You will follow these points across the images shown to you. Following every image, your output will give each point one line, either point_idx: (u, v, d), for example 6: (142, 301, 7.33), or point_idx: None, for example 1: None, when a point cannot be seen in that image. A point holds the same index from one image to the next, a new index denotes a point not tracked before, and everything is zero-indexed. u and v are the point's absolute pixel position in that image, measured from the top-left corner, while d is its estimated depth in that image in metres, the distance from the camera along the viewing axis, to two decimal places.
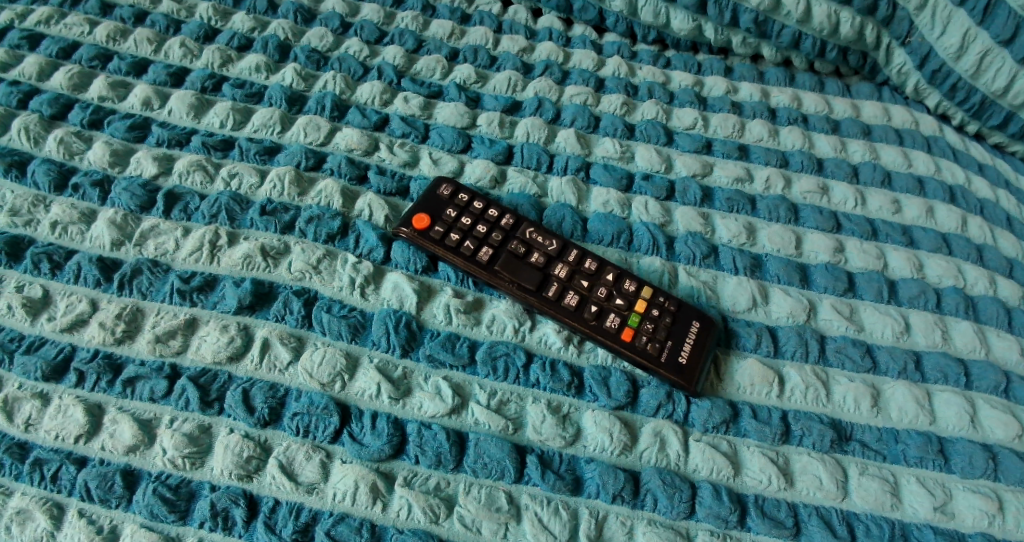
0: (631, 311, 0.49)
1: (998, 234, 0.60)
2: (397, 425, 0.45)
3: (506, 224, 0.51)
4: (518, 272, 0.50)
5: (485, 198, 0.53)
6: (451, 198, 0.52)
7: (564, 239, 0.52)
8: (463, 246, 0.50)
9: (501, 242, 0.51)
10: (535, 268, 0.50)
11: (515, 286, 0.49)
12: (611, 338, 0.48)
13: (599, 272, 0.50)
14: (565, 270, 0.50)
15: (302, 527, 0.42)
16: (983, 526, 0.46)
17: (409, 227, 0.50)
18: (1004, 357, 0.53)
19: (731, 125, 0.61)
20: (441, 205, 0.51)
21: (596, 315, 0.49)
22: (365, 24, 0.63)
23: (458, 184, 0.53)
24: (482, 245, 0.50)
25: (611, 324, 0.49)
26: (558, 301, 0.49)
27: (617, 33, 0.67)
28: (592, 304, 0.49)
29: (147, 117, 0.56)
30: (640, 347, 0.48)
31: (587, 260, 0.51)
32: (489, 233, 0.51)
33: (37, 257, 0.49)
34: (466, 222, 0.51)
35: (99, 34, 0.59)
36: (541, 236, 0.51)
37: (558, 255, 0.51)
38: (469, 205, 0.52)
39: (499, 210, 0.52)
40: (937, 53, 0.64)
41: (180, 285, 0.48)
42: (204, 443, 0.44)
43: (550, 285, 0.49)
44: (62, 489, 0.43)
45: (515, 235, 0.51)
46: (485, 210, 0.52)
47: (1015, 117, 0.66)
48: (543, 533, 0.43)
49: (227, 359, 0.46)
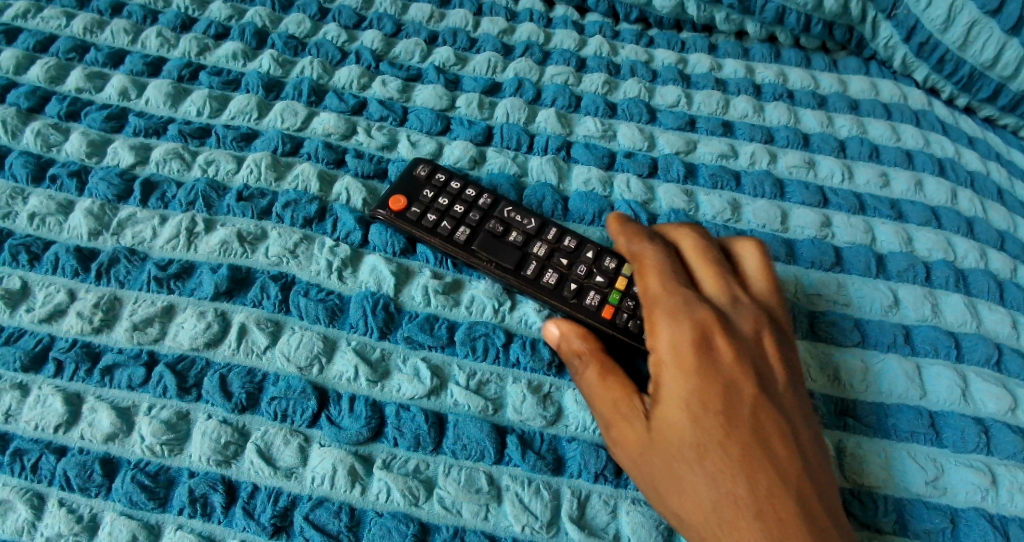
0: (612, 288, 0.48)
1: (989, 207, 0.59)
2: (376, 407, 0.45)
3: (484, 204, 0.51)
4: (497, 252, 0.49)
5: (463, 178, 0.52)
6: (429, 178, 0.51)
7: (543, 217, 0.51)
8: (440, 227, 0.49)
9: (478, 222, 0.50)
10: (513, 248, 0.49)
11: (493, 265, 0.49)
12: (591, 316, 0.48)
13: (578, 250, 0.50)
14: (544, 250, 0.49)
15: (280, 512, 0.42)
16: (975, 501, 0.46)
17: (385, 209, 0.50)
18: (996, 330, 0.52)
19: (715, 101, 0.60)
20: (418, 187, 0.51)
21: (576, 293, 0.48)
22: (342, 10, 0.63)
23: (435, 164, 0.52)
24: (459, 225, 0.50)
25: (591, 302, 0.48)
26: (536, 280, 0.48)
27: (599, 12, 0.66)
28: (571, 282, 0.49)
29: (124, 107, 0.55)
30: (620, 323, 0.47)
31: (566, 239, 0.50)
32: (467, 213, 0.50)
33: (15, 249, 0.48)
34: (443, 203, 0.50)
35: (76, 27, 0.59)
36: (520, 214, 0.51)
37: (537, 233, 0.50)
38: (446, 186, 0.51)
39: (477, 189, 0.51)
40: (924, 25, 0.63)
41: (157, 273, 0.48)
42: (182, 430, 0.44)
43: (529, 262, 0.49)
44: (41, 479, 0.43)
45: (493, 214, 0.50)
46: (463, 190, 0.51)
47: (1005, 89, 0.65)
48: (524, 514, 0.43)
49: (204, 345, 0.46)
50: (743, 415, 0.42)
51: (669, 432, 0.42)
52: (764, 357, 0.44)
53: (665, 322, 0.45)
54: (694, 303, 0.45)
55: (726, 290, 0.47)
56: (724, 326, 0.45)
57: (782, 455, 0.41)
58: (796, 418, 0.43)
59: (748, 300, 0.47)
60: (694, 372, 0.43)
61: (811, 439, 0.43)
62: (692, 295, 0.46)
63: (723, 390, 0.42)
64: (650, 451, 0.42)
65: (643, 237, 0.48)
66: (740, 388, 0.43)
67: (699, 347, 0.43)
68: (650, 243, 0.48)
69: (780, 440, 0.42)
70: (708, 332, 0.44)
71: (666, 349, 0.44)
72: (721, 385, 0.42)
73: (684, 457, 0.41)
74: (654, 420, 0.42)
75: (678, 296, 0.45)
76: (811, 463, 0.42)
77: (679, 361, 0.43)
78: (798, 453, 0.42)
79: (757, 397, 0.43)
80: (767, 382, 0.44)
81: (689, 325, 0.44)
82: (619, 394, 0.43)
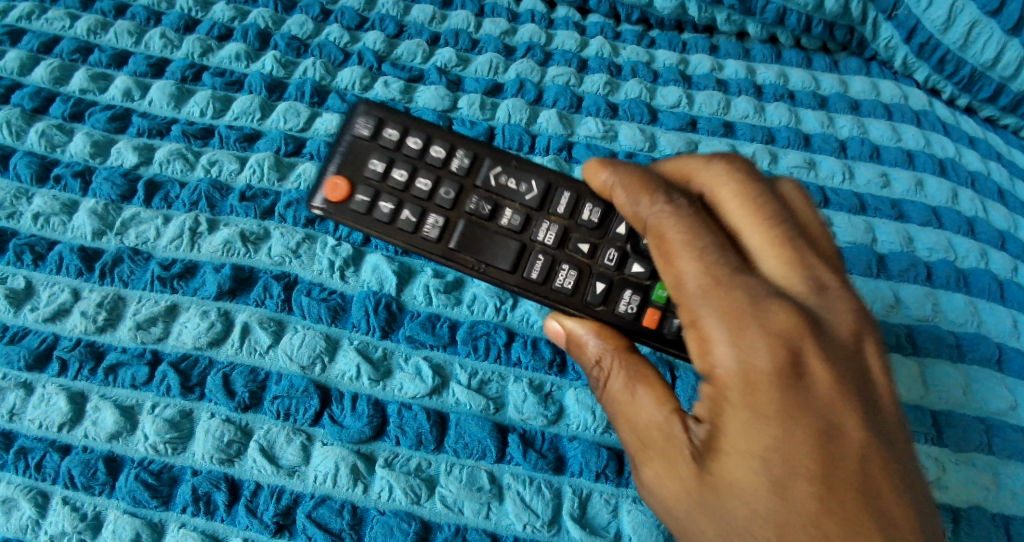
0: (653, 282, 0.41)
1: (990, 206, 0.59)
2: (378, 406, 0.45)
3: (457, 168, 0.43)
4: (483, 244, 0.42)
5: (421, 127, 0.44)
6: (375, 139, 0.44)
7: (545, 178, 0.43)
8: (401, 219, 0.42)
9: (455, 201, 0.43)
10: (508, 239, 0.42)
11: (486, 267, 0.42)
12: (627, 326, 0.41)
13: (604, 228, 0.42)
14: (554, 236, 0.42)
15: (283, 510, 0.42)
16: (976, 500, 0.46)
17: (331, 202, 0.42)
18: (997, 330, 0.52)
19: (716, 102, 0.61)
20: (363, 155, 0.43)
21: (604, 297, 0.41)
22: (345, 10, 0.63)
23: (381, 111, 0.44)
24: (426, 211, 0.43)
25: (626, 310, 0.41)
26: (546, 283, 0.42)
27: (601, 13, 0.66)
28: (596, 280, 0.42)
29: (128, 108, 0.55)
30: (669, 334, 0.41)
31: (584, 209, 0.42)
32: (435, 191, 0.43)
33: (19, 249, 0.49)
34: (399, 181, 0.43)
35: (80, 27, 0.59)
36: (514, 179, 0.43)
37: (540, 207, 0.43)
38: (399, 148, 0.44)
39: (446, 149, 0.44)
40: (925, 26, 0.63)
41: (160, 272, 0.48)
42: (185, 429, 0.44)
43: (533, 261, 0.42)
44: (46, 477, 0.43)
45: (472, 185, 0.43)
46: (427, 153, 0.44)
47: (1006, 89, 0.65)
48: (526, 512, 0.43)
49: (208, 344, 0.46)
50: (845, 465, 0.32)
51: (739, 490, 0.32)
52: (854, 359, 0.34)
53: (722, 328, 0.33)
54: (744, 280, 0.33)
55: (801, 274, 0.35)
56: (816, 338, 0.33)
57: (898, 516, 0.32)
58: (905, 454, 0.33)
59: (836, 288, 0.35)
60: (778, 416, 0.32)
61: (922, 486, 0.33)
62: (739, 271, 0.34)
63: (821, 435, 0.32)
64: (704, 508, 0.33)
65: (661, 197, 0.36)
66: (842, 431, 0.32)
67: (786, 374, 0.32)
68: (668, 202, 0.36)
69: (894, 495, 0.32)
70: (778, 334, 0.32)
71: (733, 377, 0.32)
72: (817, 430, 0.32)
73: (758, 532, 0.32)
74: (713, 473, 0.33)
75: (721, 277, 0.33)
76: (928, 519, 0.33)
77: (755, 399, 0.32)
78: (913, 508, 0.32)
79: (864, 439, 0.32)
80: (871, 412, 0.33)
81: (758, 334, 0.32)
82: (652, 419, 0.36)
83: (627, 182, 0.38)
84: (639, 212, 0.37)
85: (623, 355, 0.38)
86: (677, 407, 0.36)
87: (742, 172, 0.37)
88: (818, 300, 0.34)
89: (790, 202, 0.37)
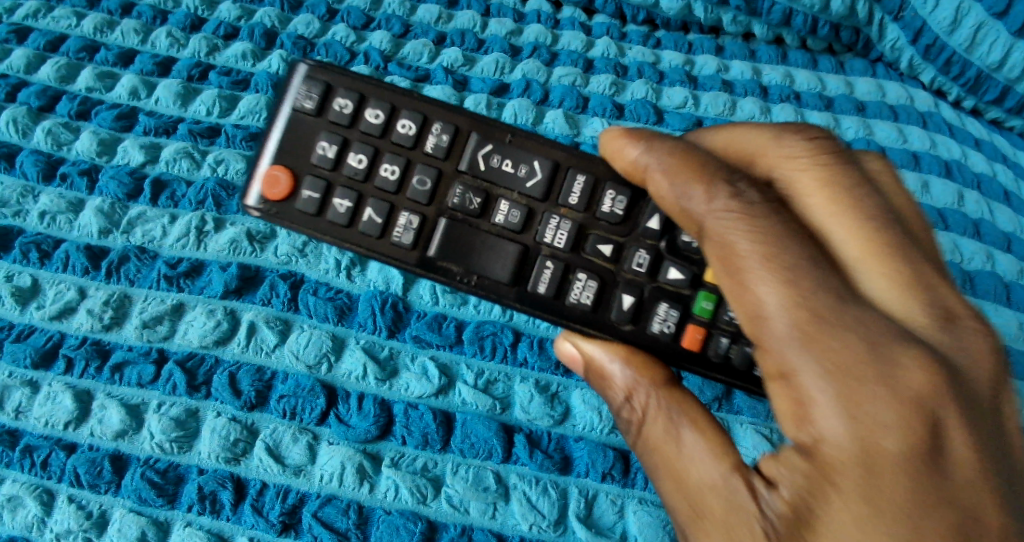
0: (692, 297, 0.40)
1: (995, 208, 0.59)
2: (384, 406, 0.45)
3: (431, 148, 0.40)
4: (475, 247, 0.40)
5: (380, 95, 0.41)
6: (321, 114, 0.40)
7: (552, 161, 0.41)
8: (362, 215, 0.39)
9: (433, 192, 0.40)
10: (507, 242, 0.40)
11: (486, 279, 0.40)
12: (662, 349, 0.39)
13: (632, 230, 0.40)
14: (566, 238, 0.40)
15: (289, 509, 0.42)
16: None
17: (267, 202, 0.39)
18: (1002, 331, 0.52)
19: (722, 103, 0.61)
20: (313, 134, 0.40)
21: (634, 316, 0.39)
22: (351, 9, 0.62)
23: (327, 75, 0.40)
24: (396, 208, 0.40)
25: (661, 331, 0.39)
26: (562, 300, 0.40)
27: (606, 13, 0.65)
28: (625, 293, 0.40)
29: (135, 106, 0.55)
30: (712, 357, 0.39)
31: (605, 208, 0.40)
32: (405, 178, 0.40)
33: (25, 247, 0.49)
34: (353, 168, 0.40)
35: (86, 26, 0.59)
36: (510, 162, 0.40)
37: (545, 200, 0.40)
38: (355, 125, 0.40)
39: (415, 125, 0.41)
40: (931, 27, 0.63)
41: (167, 271, 0.48)
42: (191, 427, 0.44)
43: (543, 269, 0.40)
44: (51, 476, 0.43)
45: (453, 170, 0.40)
46: (391, 130, 0.40)
47: (1012, 91, 0.64)
48: (532, 512, 0.43)
49: (214, 343, 0.46)
50: None
51: None
52: (975, 376, 0.31)
53: (826, 385, 0.29)
54: (819, 262, 0.31)
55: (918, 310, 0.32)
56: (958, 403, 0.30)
57: None
58: None
59: (966, 332, 0.31)
60: (907, 507, 0.28)
61: None
62: (815, 254, 0.31)
63: (959, 526, 0.28)
64: None
65: (720, 191, 0.33)
66: (983, 519, 0.29)
67: (921, 462, 0.28)
68: (737, 201, 0.33)
69: None
70: (872, 326, 0.30)
71: (852, 461, 0.29)
72: (952, 523, 0.28)
73: None
74: None
75: (798, 273, 0.31)
76: None
77: (879, 489, 0.29)
78: None
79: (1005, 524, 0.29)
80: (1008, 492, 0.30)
81: (856, 351, 0.29)
82: (708, 479, 0.33)
83: (671, 176, 0.35)
84: (695, 213, 0.34)
85: (664, 388, 0.37)
86: (736, 462, 0.33)
87: (839, 187, 0.34)
88: (903, 268, 0.32)
89: (877, 195, 0.34)
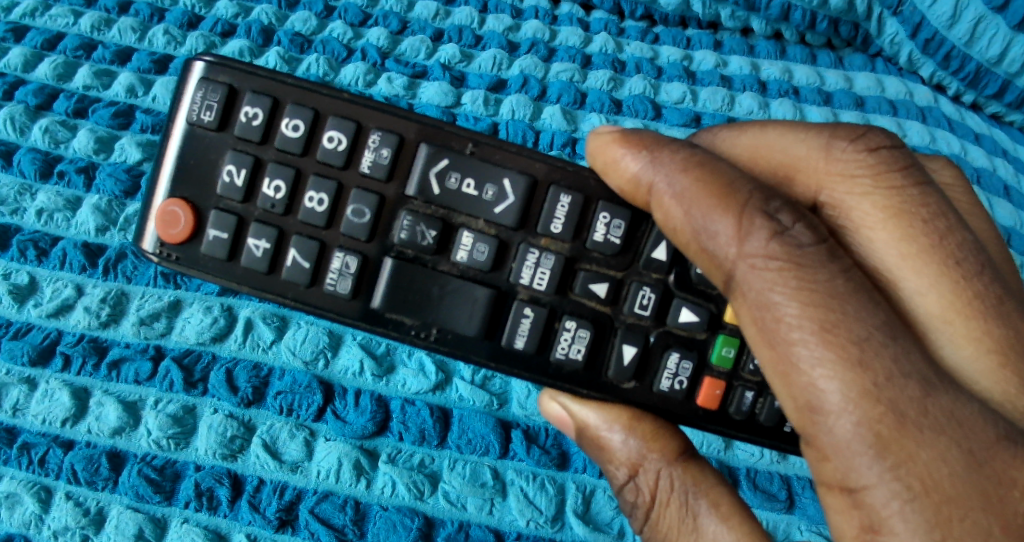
0: (707, 346, 0.40)
1: (994, 202, 0.59)
2: (381, 402, 0.45)
3: (364, 168, 0.39)
4: (432, 295, 0.39)
5: (296, 98, 0.39)
6: (223, 130, 0.38)
7: (531, 179, 0.39)
8: (282, 255, 0.39)
9: (373, 228, 0.39)
10: (474, 285, 0.39)
11: (455, 334, 0.39)
12: (678, 408, 0.40)
13: (631, 267, 0.40)
14: (549, 278, 0.39)
15: (286, 506, 0.43)
16: None
17: (168, 241, 0.39)
18: None
19: (720, 98, 0.61)
20: (214, 151, 0.38)
21: (640, 375, 0.40)
22: (348, 6, 0.62)
23: (228, 76, 0.38)
24: (327, 245, 0.39)
25: (675, 391, 0.40)
26: (547, 359, 0.39)
27: (605, 9, 0.65)
28: (631, 348, 0.39)
29: (132, 104, 0.55)
30: (732, 412, 0.40)
31: (603, 246, 0.39)
32: (336, 210, 0.39)
33: (23, 244, 0.49)
34: (265, 196, 0.39)
35: (83, 24, 0.58)
36: (474, 186, 0.39)
37: (522, 227, 0.39)
38: (268, 141, 0.39)
39: (342, 137, 0.39)
40: (930, 22, 0.62)
41: (163, 269, 0.48)
42: (188, 424, 0.44)
43: (523, 319, 0.39)
44: (49, 473, 0.43)
45: (395, 197, 0.39)
46: (314, 146, 0.39)
47: (1011, 86, 0.64)
48: (530, 508, 0.44)
49: (211, 340, 0.46)
50: None
51: None
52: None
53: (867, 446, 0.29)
54: (879, 300, 0.31)
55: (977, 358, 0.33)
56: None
57: None
58: None
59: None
60: None
61: None
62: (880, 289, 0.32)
63: None
64: None
65: (755, 231, 0.32)
66: None
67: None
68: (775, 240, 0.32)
69: None
70: (926, 369, 0.30)
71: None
72: None
73: None
74: None
75: (836, 322, 0.30)
76: None
77: None
78: None
79: None
80: None
81: (911, 394, 0.30)
82: None
83: (687, 203, 0.34)
84: (721, 257, 0.33)
85: (677, 465, 0.37)
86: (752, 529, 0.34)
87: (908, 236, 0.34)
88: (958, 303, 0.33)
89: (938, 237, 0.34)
